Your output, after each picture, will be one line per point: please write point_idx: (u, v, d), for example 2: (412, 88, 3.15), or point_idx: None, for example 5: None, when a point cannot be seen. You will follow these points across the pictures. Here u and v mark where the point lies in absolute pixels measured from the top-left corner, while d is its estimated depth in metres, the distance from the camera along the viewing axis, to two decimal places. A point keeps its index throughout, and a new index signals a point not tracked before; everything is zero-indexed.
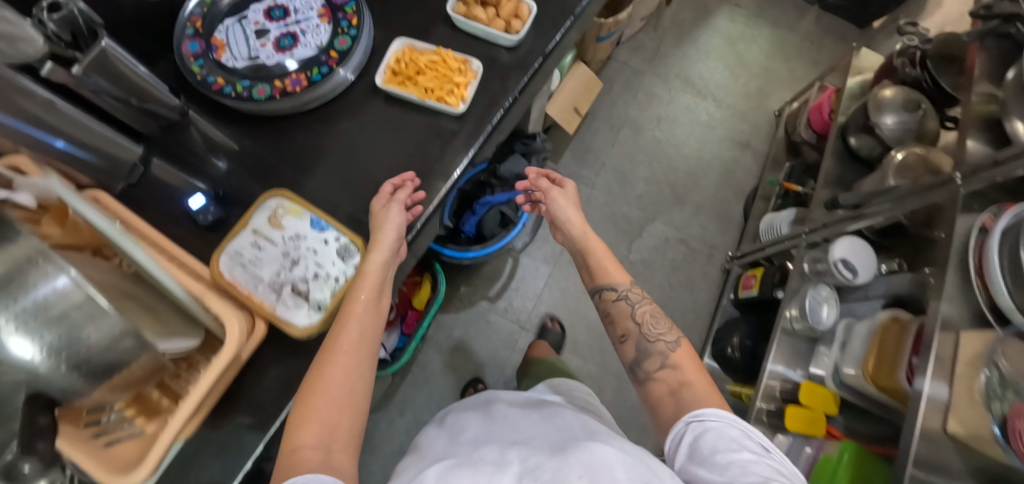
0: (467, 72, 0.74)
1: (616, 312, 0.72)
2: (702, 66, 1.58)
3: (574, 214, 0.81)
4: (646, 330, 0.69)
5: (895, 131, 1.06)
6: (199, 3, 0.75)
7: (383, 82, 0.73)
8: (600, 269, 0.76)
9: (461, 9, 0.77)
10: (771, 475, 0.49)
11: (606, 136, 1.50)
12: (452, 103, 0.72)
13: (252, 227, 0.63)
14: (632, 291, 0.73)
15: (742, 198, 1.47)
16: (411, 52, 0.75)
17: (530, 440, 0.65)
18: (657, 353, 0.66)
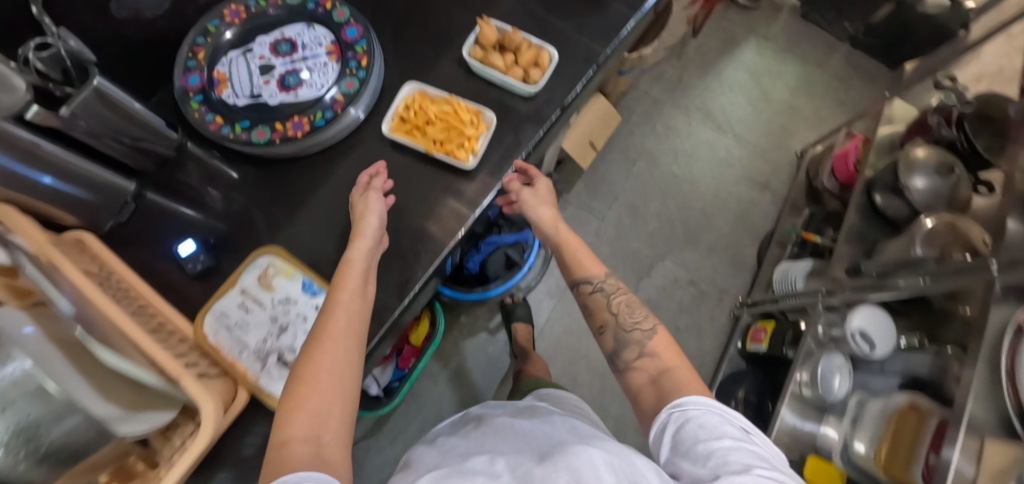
0: (478, 123, 0.70)
1: (593, 306, 0.65)
2: (724, 99, 1.53)
3: (546, 213, 0.71)
4: (622, 319, 0.63)
5: (925, 195, 1.00)
6: (203, 34, 0.71)
7: (390, 130, 0.70)
8: (574, 261, 0.68)
9: (478, 53, 0.72)
10: (754, 462, 0.44)
11: (621, 167, 1.45)
12: (461, 158, 0.69)
13: (241, 286, 0.60)
14: (608, 281, 0.66)
15: (757, 242, 1.42)
16: (421, 99, 0.71)
17: (503, 440, 0.57)
18: (634, 342, 0.60)
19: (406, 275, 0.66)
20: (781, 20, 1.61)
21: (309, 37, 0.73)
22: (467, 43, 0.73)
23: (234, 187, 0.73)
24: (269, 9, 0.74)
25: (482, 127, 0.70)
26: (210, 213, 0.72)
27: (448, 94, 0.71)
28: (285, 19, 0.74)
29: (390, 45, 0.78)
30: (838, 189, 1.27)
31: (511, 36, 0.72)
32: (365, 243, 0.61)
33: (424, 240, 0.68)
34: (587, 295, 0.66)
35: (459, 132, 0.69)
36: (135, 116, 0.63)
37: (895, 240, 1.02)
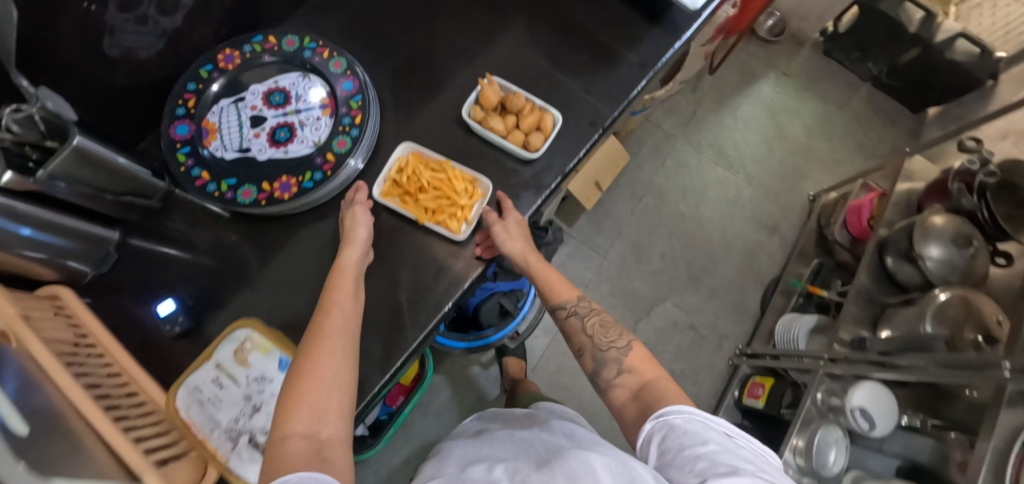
0: (473, 192, 0.67)
1: (569, 330, 0.69)
2: (738, 136, 1.49)
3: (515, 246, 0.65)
4: (598, 339, 0.65)
5: (940, 267, 0.96)
6: (194, 79, 0.69)
7: (381, 194, 0.68)
8: (549, 286, 0.71)
9: (478, 114, 0.70)
10: (740, 463, 0.43)
11: (626, 203, 1.42)
12: (453, 229, 0.66)
13: (216, 360, 0.58)
14: (580, 304, 0.69)
15: (762, 288, 1.38)
16: (414, 162, 0.68)
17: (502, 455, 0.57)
18: (612, 360, 0.62)
19: (392, 346, 0.64)
20: (802, 56, 1.56)
21: (304, 87, 0.70)
22: (468, 102, 0.71)
23: (217, 237, 0.70)
24: (264, 55, 0.71)
25: (477, 195, 0.67)
26: (190, 264, 0.69)
27: (443, 159, 0.69)
28: (281, 66, 0.71)
29: (389, 97, 0.76)
30: (849, 242, 1.24)
31: (513, 99, 0.69)
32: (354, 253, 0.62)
33: (412, 308, 0.66)
34: (562, 319, 0.70)
35: (451, 202, 0.66)
36: (118, 170, 0.62)
37: (904, 310, 0.99)
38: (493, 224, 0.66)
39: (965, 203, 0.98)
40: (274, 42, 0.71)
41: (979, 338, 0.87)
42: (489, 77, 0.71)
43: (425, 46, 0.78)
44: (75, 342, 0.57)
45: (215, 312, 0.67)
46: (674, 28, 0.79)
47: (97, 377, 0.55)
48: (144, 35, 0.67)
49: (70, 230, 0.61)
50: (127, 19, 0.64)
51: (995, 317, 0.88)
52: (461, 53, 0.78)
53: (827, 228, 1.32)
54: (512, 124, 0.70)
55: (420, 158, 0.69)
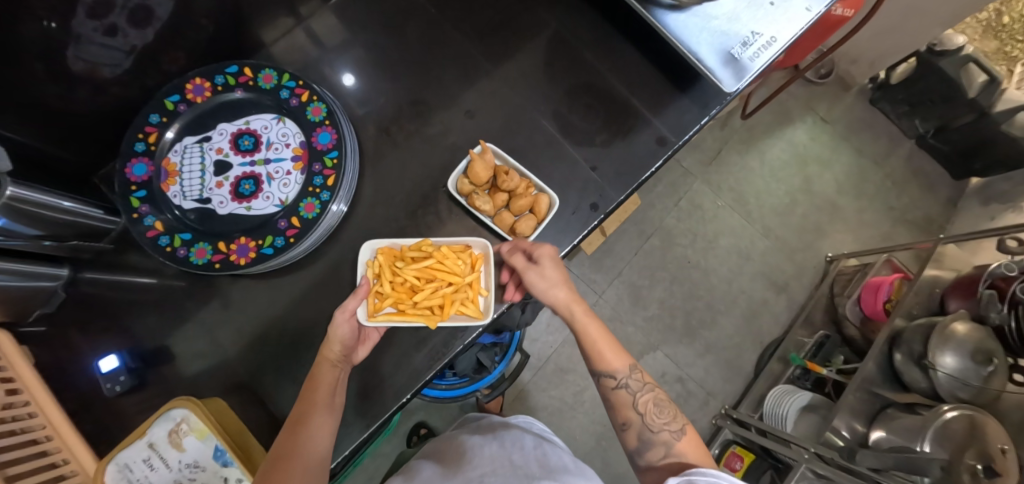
0: (470, 262, 0.62)
1: (615, 402, 0.59)
2: (761, 183, 1.38)
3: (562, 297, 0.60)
4: (649, 420, 0.57)
5: (951, 378, 0.89)
6: (158, 111, 0.61)
7: (371, 317, 0.59)
8: (595, 349, 0.59)
9: (467, 189, 0.65)
10: None
11: (632, 241, 1.34)
12: (474, 312, 0.61)
13: (149, 439, 0.55)
14: (633, 376, 0.59)
15: (760, 349, 1.31)
16: (388, 261, 0.61)
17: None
18: (661, 444, 0.56)
19: (349, 430, 0.62)
20: (846, 102, 1.43)
21: (277, 132, 0.63)
22: (457, 172, 0.65)
23: (177, 283, 0.66)
24: (236, 89, 0.63)
25: (478, 262, 0.62)
26: (149, 308, 0.65)
27: (419, 242, 0.62)
28: (254, 103, 0.64)
29: (373, 146, 0.70)
30: (860, 320, 1.17)
31: (506, 180, 0.64)
32: (337, 356, 0.57)
33: (374, 391, 0.63)
34: (610, 389, 0.59)
35: (456, 286, 0.60)
36: (67, 220, 0.58)
37: (904, 416, 0.93)
38: (525, 273, 0.59)
39: (993, 316, 0.91)
40: (250, 75, 0.63)
41: (978, 466, 0.81)
42: (483, 146, 0.65)
43: (423, 92, 0.71)
44: (5, 403, 0.53)
45: (168, 368, 0.63)
46: (703, 100, 0.70)
47: (23, 447, 0.52)
48: (111, 51, 0.60)
49: (19, 274, 0.57)
50: (95, 28, 0.56)
51: (1000, 438, 0.83)
52: (462, 103, 0.71)
53: (839, 297, 1.25)
54: (502, 204, 0.66)
55: (390, 252, 0.62)
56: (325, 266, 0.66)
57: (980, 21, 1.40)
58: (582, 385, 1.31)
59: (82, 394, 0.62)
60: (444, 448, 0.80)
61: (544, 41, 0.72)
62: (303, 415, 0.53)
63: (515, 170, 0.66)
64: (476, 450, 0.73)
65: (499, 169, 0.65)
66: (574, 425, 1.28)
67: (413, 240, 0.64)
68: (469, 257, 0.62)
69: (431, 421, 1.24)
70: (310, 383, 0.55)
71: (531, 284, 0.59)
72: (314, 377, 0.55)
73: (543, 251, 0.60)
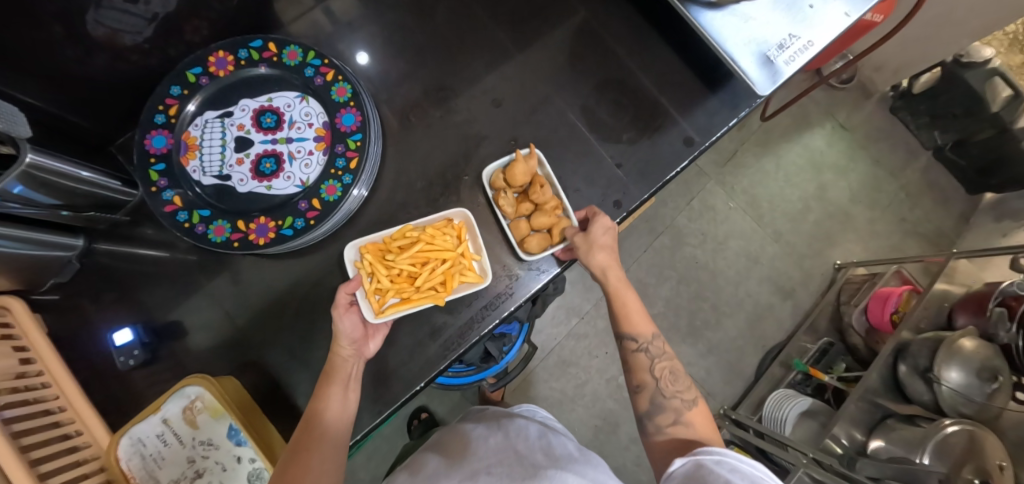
0: (457, 234, 0.62)
1: (633, 364, 0.62)
2: (775, 187, 1.37)
3: (604, 259, 0.61)
4: (664, 385, 0.61)
5: (956, 392, 0.90)
6: (179, 83, 0.60)
7: (379, 314, 0.59)
8: (623, 312, 0.63)
9: (499, 183, 0.64)
10: None
11: (642, 239, 1.34)
12: (475, 278, 0.61)
13: (163, 415, 0.55)
14: (654, 343, 0.62)
15: (763, 353, 1.31)
16: (375, 257, 0.61)
17: (484, 476, 0.61)
18: (672, 410, 0.59)
19: (361, 414, 0.62)
20: (866, 110, 1.42)
21: (300, 111, 0.62)
22: (496, 164, 0.65)
23: (191, 260, 0.65)
24: (260, 65, 0.61)
25: (464, 231, 0.63)
26: (163, 282, 0.65)
27: (400, 230, 0.61)
28: (278, 80, 0.62)
29: (395, 130, 0.69)
30: (866, 330, 1.18)
31: (535, 189, 0.63)
32: (348, 353, 0.57)
33: (387, 378, 0.63)
34: (629, 351, 0.63)
35: (450, 260, 0.60)
36: (86, 191, 0.57)
37: (903, 427, 0.94)
38: (573, 237, 0.62)
39: (1001, 334, 0.92)
40: (274, 51, 0.61)
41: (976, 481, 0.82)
42: (530, 150, 0.65)
43: (450, 79, 0.70)
44: (18, 373, 0.53)
45: (181, 344, 0.63)
46: (733, 102, 0.69)
47: (37, 417, 0.52)
48: (132, 18, 0.58)
49: (35, 242, 0.56)
50: None
51: (997, 447, 0.85)
52: (488, 90, 0.70)
53: (846, 306, 1.25)
54: (524, 212, 0.65)
55: (374, 246, 0.62)
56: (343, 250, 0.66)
57: (1007, 34, 1.38)
58: (583, 378, 1.31)
59: (95, 366, 0.61)
60: (450, 436, 0.80)
61: (574, 31, 0.70)
62: (315, 420, 0.54)
63: (550, 185, 0.65)
64: (481, 441, 0.73)
65: (538, 178, 0.64)
66: (573, 417, 1.29)
67: (392, 230, 0.63)
68: (453, 225, 0.62)
69: (430, 406, 1.25)
70: (319, 392, 0.55)
71: (577, 247, 0.62)
72: (326, 380, 0.56)
73: (600, 219, 0.61)
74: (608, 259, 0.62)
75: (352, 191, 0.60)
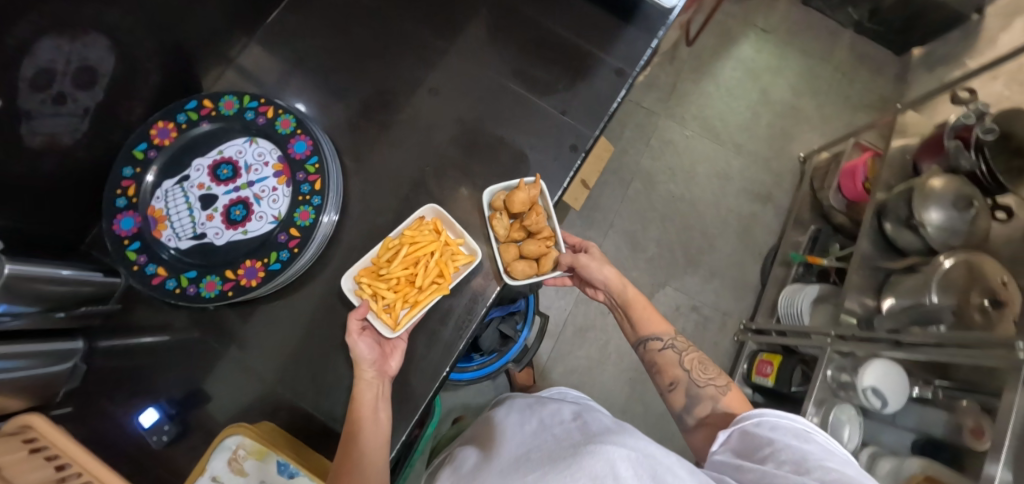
0: (434, 227, 0.65)
1: (663, 363, 0.73)
2: (721, 105, 1.42)
3: (611, 274, 0.77)
4: (695, 376, 0.70)
5: (940, 231, 0.94)
6: (130, 163, 0.61)
7: (396, 327, 0.61)
8: (641, 320, 0.77)
9: (498, 204, 0.66)
10: (806, 463, 0.48)
11: (615, 190, 1.35)
12: (467, 258, 0.65)
13: (210, 473, 0.55)
14: (676, 340, 0.75)
15: (761, 260, 1.35)
16: (369, 279, 0.63)
17: (521, 461, 0.60)
18: (709, 398, 0.68)
19: (400, 417, 0.63)
20: (779, 10, 1.48)
21: (252, 154, 0.64)
22: (500, 186, 0.67)
23: (193, 335, 0.66)
24: (202, 123, 0.63)
25: (439, 224, 0.66)
26: (172, 363, 0.65)
27: (383, 245, 0.64)
28: (223, 131, 0.64)
29: (349, 149, 0.71)
30: (846, 206, 1.22)
31: (534, 217, 0.67)
32: (372, 375, 0.59)
33: (414, 376, 0.64)
34: (658, 352, 0.74)
35: (438, 250, 0.64)
36: (73, 287, 0.58)
37: (906, 277, 0.98)
38: (579, 257, 0.77)
39: (964, 163, 0.95)
40: (211, 106, 0.64)
41: (985, 303, 0.86)
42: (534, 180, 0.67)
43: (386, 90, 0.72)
44: (57, 479, 0.53)
45: (205, 410, 0.63)
46: (649, 24, 0.72)
47: None
48: (67, 119, 0.59)
49: (34, 353, 0.56)
50: (43, 100, 0.55)
51: (997, 268, 0.88)
52: (424, 84, 0.72)
53: (820, 191, 1.29)
54: (517, 238, 0.68)
55: (368, 272, 0.64)
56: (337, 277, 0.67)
57: None
58: (604, 338, 1.33)
59: (128, 456, 0.61)
60: (493, 431, 0.78)
61: (486, 7, 0.73)
62: (356, 446, 0.55)
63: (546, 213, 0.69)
64: (516, 433, 0.72)
65: (534, 205, 0.68)
66: (606, 378, 1.31)
67: (376, 249, 0.65)
68: (427, 223, 0.66)
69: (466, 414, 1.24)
70: (351, 432, 0.56)
71: (586, 265, 0.77)
72: (355, 409, 0.57)
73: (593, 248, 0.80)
74: (615, 276, 0.78)
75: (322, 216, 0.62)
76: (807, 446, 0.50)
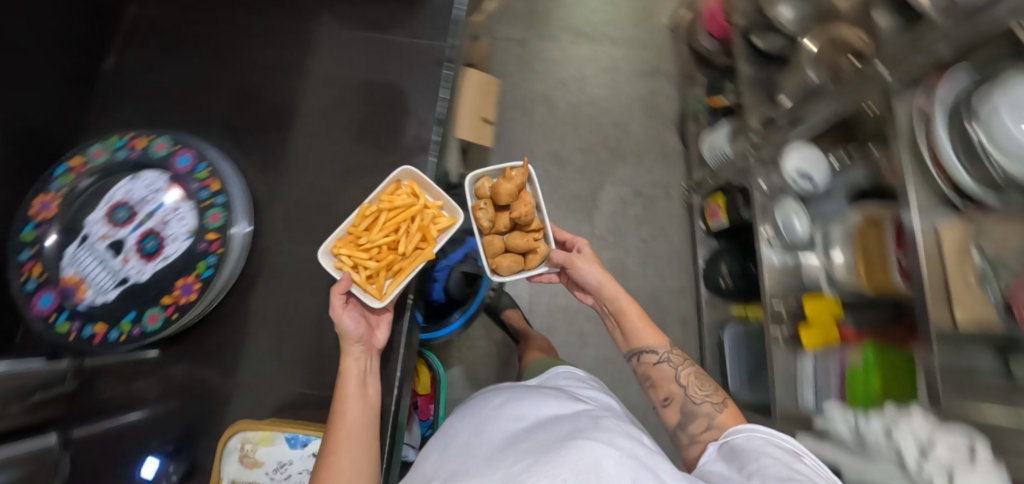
0: (411, 191, 0.67)
1: (659, 376, 0.72)
2: (581, 9, 1.49)
3: (603, 279, 0.76)
4: (691, 393, 0.70)
5: (796, 21, 1.03)
6: (23, 245, 0.59)
7: (383, 297, 0.63)
8: (634, 333, 0.75)
9: (482, 194, 0.76)
10: (789, 475, 0.51)
11: (523, 121, 1.39)
12: (449, 220, 0.68)
13: (228, 475, 0.59)
14: (672, 353, 0.73)
15: (674, 126, 1.43)
16: (350, 250, 0.63)
17: (506, 450, 0.58)
18: (704, 416, 0.67)
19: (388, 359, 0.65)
20: None
21: (141, 188, 0.63)
22: (483, 175, 0.77)
23: (173, 406, 0.68)
24: (79, 180, 0.63)
25: (416, 187, 0.67)
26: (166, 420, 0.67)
27: (359, 214, 0.65)
28: (104, 181, 0.64)
29: None
30: (718, 45, 1.30)
31: (522, 210, 0.72)
32: (359, 350, 0.64)
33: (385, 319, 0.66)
34: (653, 365, 0.73)
35: (417, 214, 0.65)
36: (19, 374, 0.55)
37: (788, 74, 1.07)
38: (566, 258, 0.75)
39: None
40: (81, 162, 0.63)
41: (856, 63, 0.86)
42: (522, 167, 0.74)
43: (260, 118, 0.80)
44: None
45: None
46: None
47: None
48: None
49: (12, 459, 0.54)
50: None
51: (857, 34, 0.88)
52: None
53: (695, 43, 1.38)
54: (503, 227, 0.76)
55: (348, 244, 0.64)
56: (287, 283, 0.73)
57: None
58: None
59: None
60: (474, 412, 0.74)
61: None
62: (343, 409, 0.60)
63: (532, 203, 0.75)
64: (500, 416, 0.68)
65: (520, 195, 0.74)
66: None
67: (350, 217, 0.65)
68: (403, 188, 0.67)
69: (483, 381, 1.26)
70: (341, 398, 0.61)
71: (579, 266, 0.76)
72: (342, 383, 0.62)
73: (584, 245, 0.78)
74: (607, 278, 0.76)
75: (232, 228, 0.64)
76: (796, 463, 0.53)
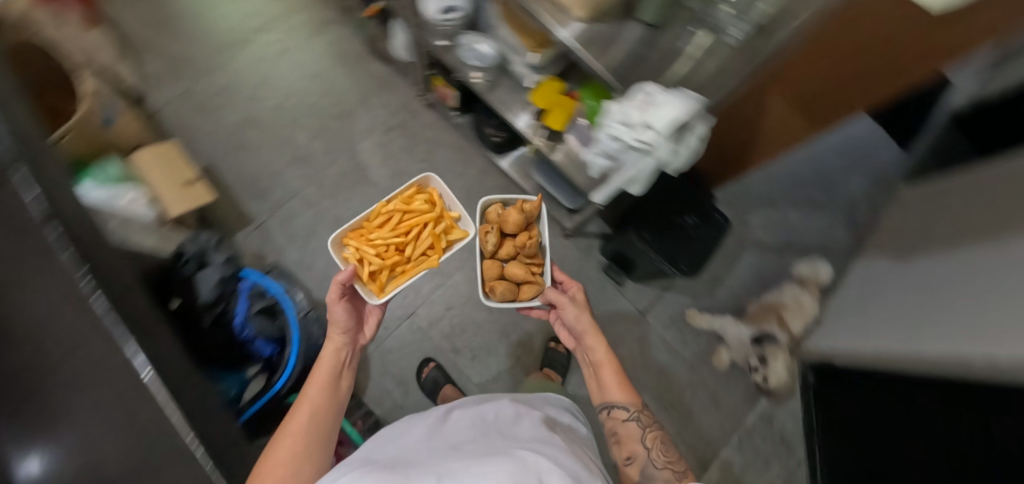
0: (428, 201, 0.88)
1: (625, 434, 0.76)
2: (212, 26, 1.41)
3: (589, 327, 0.84)
4: (654, 456, 0.73)
5: None
6: None
7: (381, 294, 0.83)
8: (607, 387, 0.80)
9: (493, 219, 0.94)
10: None
11: (245, 154, 1.32)
12: (460, 233, 0.88)
13: None
14: (641, 413, 0.77)
15: (370, 55, 1.42)
16: (361, 242, 0.85)
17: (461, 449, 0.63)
18: (663, 478, 0.69)
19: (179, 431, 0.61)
20: None
21: None
22: (500, 204, 0.94)
23: None
24: None
25: (434, 197, 0.89)
26: None
27: (377, 212, 0.87)
28: None
29: None
30: None
31: (528, 243, 0.90)
32: (342, 337, 0.79)
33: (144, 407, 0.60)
34: (621, 422, 0.77)
35: (429, 222, 0.86)
36: None
37: None
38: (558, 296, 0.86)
39: None
40: None
41: None
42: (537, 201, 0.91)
43: None
44: None
45: None
46: None
47: None
48: None
49: None
50: None
51: None
52: None
53: None
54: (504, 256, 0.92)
55: (362, 236, 0.86)
56: None
57: None
58: None
59: None
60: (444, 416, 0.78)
61: None
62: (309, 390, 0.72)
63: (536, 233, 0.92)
64: (466, 422, 0.73)
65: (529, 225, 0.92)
66: None
67: (369, 212, 0.88)
68: (419, 205, 0.87)
69: (398, 371, 1.25)
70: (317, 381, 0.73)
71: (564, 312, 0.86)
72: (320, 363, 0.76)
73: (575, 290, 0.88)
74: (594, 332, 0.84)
75: None
76: None
